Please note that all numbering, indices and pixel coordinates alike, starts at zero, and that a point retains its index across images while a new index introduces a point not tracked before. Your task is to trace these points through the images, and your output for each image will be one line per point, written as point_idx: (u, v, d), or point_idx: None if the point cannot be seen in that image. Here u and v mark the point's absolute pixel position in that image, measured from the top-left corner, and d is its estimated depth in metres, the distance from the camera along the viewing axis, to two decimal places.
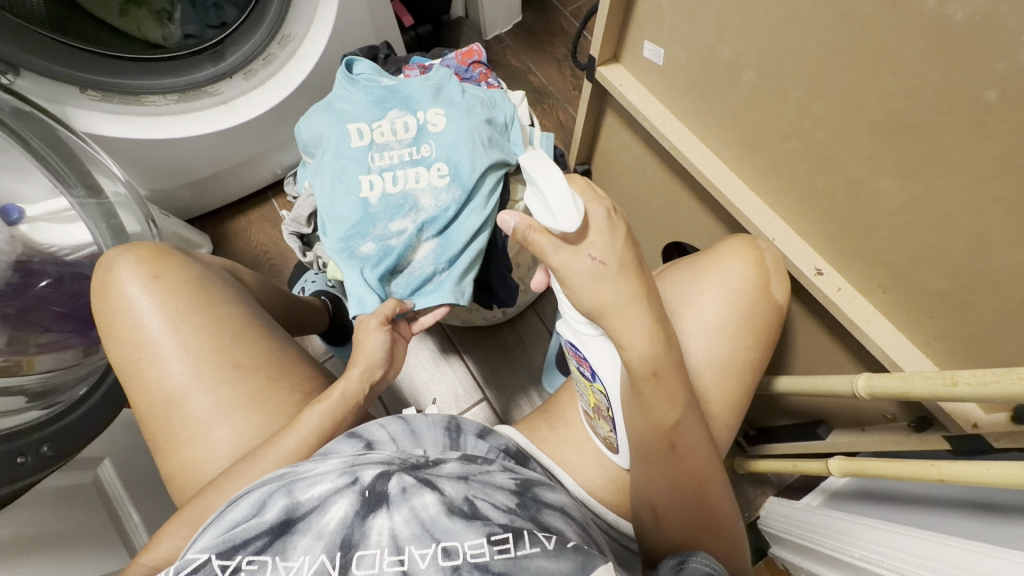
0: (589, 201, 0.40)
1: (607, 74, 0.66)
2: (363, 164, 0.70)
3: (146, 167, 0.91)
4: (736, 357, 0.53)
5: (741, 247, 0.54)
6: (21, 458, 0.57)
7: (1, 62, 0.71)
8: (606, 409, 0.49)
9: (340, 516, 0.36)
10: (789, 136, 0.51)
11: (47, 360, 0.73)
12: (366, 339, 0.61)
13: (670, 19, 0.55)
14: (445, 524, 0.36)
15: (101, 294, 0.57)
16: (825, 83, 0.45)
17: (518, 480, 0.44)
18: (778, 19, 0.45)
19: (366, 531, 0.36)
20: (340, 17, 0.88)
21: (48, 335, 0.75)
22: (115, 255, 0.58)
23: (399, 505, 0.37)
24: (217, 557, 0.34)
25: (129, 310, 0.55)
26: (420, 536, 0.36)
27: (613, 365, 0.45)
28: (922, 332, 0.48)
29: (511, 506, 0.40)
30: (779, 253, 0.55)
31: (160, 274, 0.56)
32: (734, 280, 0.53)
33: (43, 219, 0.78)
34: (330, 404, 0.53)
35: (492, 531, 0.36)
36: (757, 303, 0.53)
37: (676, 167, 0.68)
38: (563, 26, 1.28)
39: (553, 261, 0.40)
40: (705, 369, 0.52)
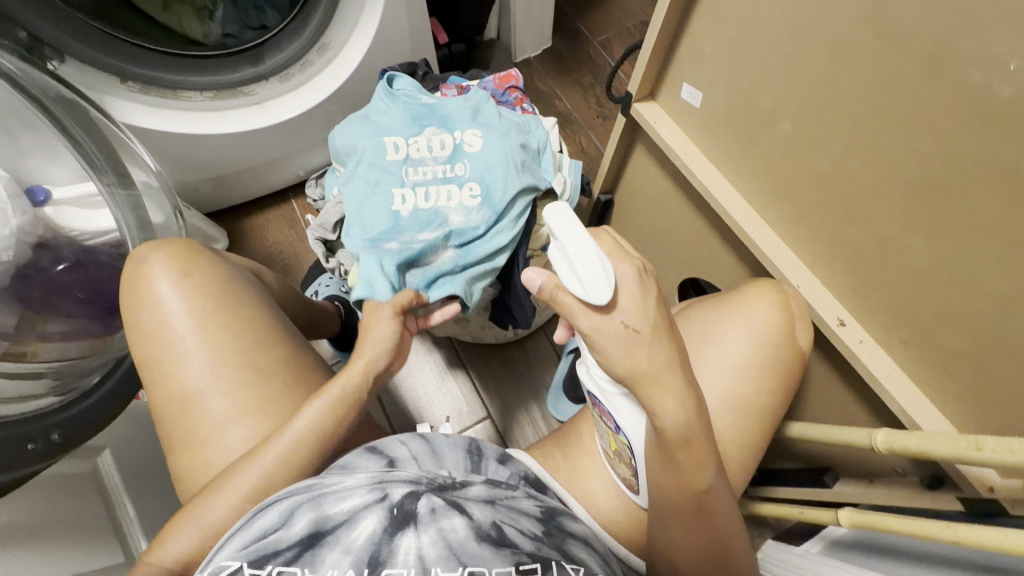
0: (618, 261, 0.40)
1: (642, 110, 0.67)
2: (397, 177, 0.72)
3: (177, 158, 0.93)
4: (756, 399, 0.53)
5: (766, 291, 0.55)
6: (30, 445, 0.56)
7: (48, 47, 0.73)
8: (629, 457, 0.49)
9: (369, 532, 0.37)
10: (821, 189, 0.52)
11: (52, 349, 0.72)
12: (375, 326, 0.59)
13: (711, 65, 0.57)
14: (474, 548, 0.37)
15: (130, 287, 0.57)
16: (862, 142, 0.46)
17: (542, 507, 0.45)
18: (820, 77, 0.47)
19: (394, 549, 0.37)
20: (381, 31, 0.90)
21: (68, 321, 0.75)
22: (147, 251, 0.58)
23: (427, 525, 0.38)
24: (249, 566, 0.35)
25: (157, 305, 0.55)
26: (447, 559, 0.36)
27: (638, 422, 0.45)
28: (941, 391, 0.49)
29: (537, 534, 0.40)
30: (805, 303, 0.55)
31: (191, 271, 0.56)
32: (759, 323, 0.54)
33: (67, 203, 0.78)
34: (332, 395, 0.52)
35: (520, 560, 0.36)
36: (779, 348, 0.53)
37: (703, 205, 0.69)
38: (591, 55, 1.31)
39: (584, 325, 0.39)
40: (726, 410, 0.53)
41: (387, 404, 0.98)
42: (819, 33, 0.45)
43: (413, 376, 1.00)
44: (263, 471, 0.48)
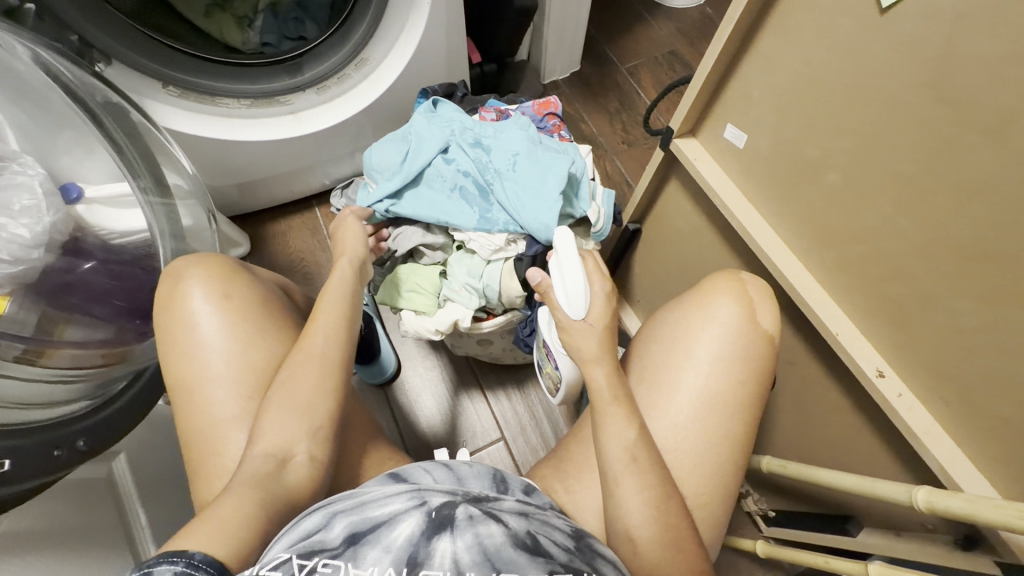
0: (595, 279, 0.57)
1: (681, 146, 0.67)
2: (453, 178, 0.73)
3: (209, 162, 0.93)
4: (732, 394, 0.55)
5: (726, 280, 0.58)
6: (55, 451, 0.56)
7: (96, 51, 0.74)
8: (555, 383, 0.70)
9: (408, 533, 0.38)
10: (866, 241, 0.52)
11: (67, 356, 0.68)
12: (343, 232, 0.67)
13: (758, 111, 0.57)
14: (509, 554, 0.38)
15: (163, 307, 0.58)
16: (914, 203, 0.46)
17: (572, 527, 0.45)
18: (875, 133, 0.47)
19: (431, 551, 0.37)
20: (420, 50, 0.91)
21: (103, 329, 0.74)
22: (184, 267, 0.60)
23: (463, 530, 0.39)
24: (298, 556, 0.36)
25: (193, 325, 0.56)
26: (481, 563, 0.37)
27: (571, 371, 0.66)
28: (982, 452, 0.49)
29: (568, 547, 0.41)
30: (763, 288, 0.58)
31: (231, 292, 0.58)
32: (728, 318, 0.56)
33: (100, 202, 0.75)
34: (326, 325, 0.56)
35: (554, 568, 0.38)
36: (749, 337, 0.55)
37: (737, 243, 0.69)
38: (619, 81, 1.32)
39: (561, 315, 0.55)
40: (709, 406, 0.54)
41: (399, 422, 0.97)
42: (878, 93, 0.45)
43: (427, 392, 1.00)
44: (301, 406, 0.50)
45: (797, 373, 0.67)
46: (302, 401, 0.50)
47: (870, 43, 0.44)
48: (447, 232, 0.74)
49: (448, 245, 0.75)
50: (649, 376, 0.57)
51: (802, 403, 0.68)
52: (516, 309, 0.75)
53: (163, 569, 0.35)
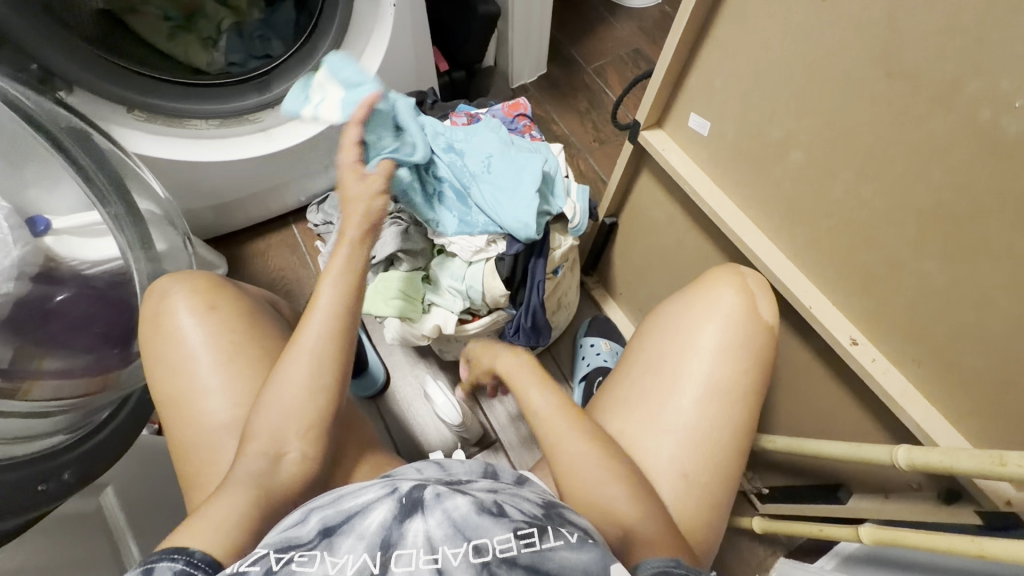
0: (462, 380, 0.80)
1: (650, 137, 0.69)
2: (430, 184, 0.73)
3: (178, 186, 0.92)
4: (734, 381, 0.57)
5: (729, 275, 0.61)
6: (42, 486, 0.57)
7: (58, 79, 0.73)
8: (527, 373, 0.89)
9: (380, 520, 0.38)
10: (832, 213, 0.54)
11: (47, 386, 0.66)
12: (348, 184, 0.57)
13: (721, 97, 0.59)
14: (476, 521, 0.38)
15: (150, 322, 0.60)
16: (876, 172, 0.48)
17: (545, 499, 0.46)
18: (831, 110, 0.49)
19: (404, 532, 0.37)
20: (388, 60, 0.91)
21: (87, 356, 0.72)
22: (169, 285, 0.62)
23: (433, 509, 0.39)
24: (277, 553, 0.37)
25: (180, 339, 0.58)
26: (452, 536, 0.37)
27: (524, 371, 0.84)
28: (956, 408, 0.51)
29: (537, 514, 0.41)
30: (762, 278, 0.61)
31: (215, 305, 0.61)
32: (728, 307, 0.59)
33: (68, 233, 0.73)
34: (326, 310, 0.53)
35: (518, 524, 0.38)
36: (750, 326, 0.58)
37: (710, 228, 0.71)
38: (587, 81, 1.34)
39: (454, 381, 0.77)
40: (712, 390, 0.56)
41: (390, 427, 0.97)
42: (829, 71, 0.48)
43: (417, 402, 0.99)
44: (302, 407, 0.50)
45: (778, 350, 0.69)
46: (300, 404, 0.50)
47: (817, 26, 0.47)
48: (427, 238, 0.75)
49: (429, 251, 0.76)
50: (658, 366, 0.59)
51: (785, 377, 0.70)
52: (502, 309, 0.76)
53: (165, 565, 0.38)
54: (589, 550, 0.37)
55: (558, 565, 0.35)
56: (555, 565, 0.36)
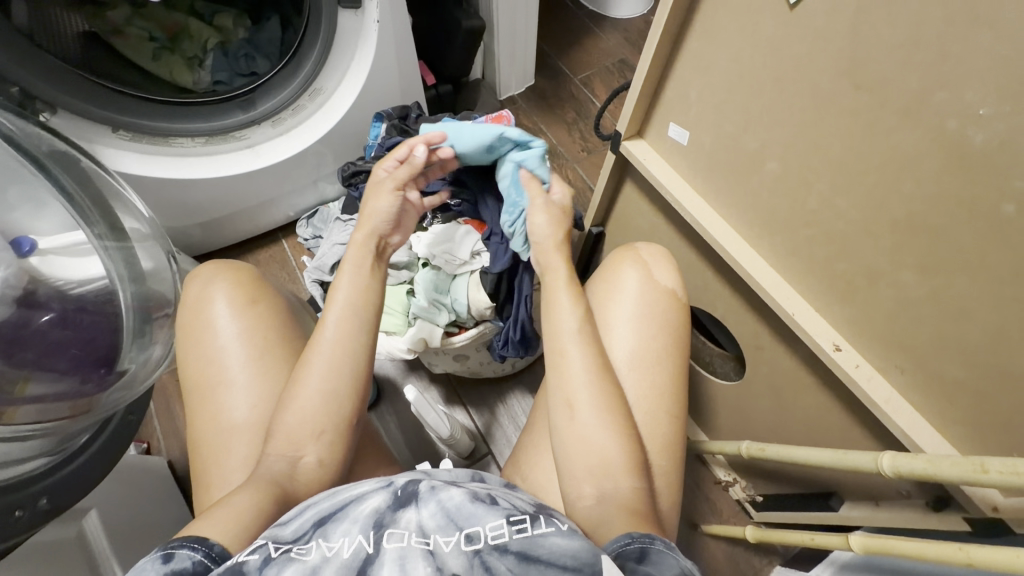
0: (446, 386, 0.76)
1: (632, 147, 0.70)
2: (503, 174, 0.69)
3: (165, 204, 0.92)
4: (647, 347, 0.59)
5: (633, 257, 0.64)
6: (18, 511, 0.55)
7: (40, 101, 0.74)
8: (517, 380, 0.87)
9: (375, 505, 0.41)
10: (809, 223, 0.54)
11: (30, 412, 0.59)
12: (377, 198, 0.63)
13: (697, 108, 0.60)
14: (469, 510, 0.40)
15: (190, 310, 0.61)
16: (849, 180, 0.49)
17: (536, 500, 0.47)
18: (804, 120, 0.50)
19: (396, 517, 0.40)
20: (372, 77, 0.92)
21: (61, 381, 0.65)
22: (210, 275, 0.63)
23: (427, 500, 0.41)
24: (275, 540, 0.39)
25: (214, 330, 0.59)
26: (445, 525, 0.39)
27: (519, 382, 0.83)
28: (941, 414, 0.51)
29: (530, 508, 0.43)
30: (658, 248, 0.66)
31: (256, 300, 0.62)
32: (635, 284, 0.62)
33: (54, 252, 0.70)
34: (354, 279, 0.58)
35: (510, 512, 0.40)
36: (656, 297, 0.61)
37: (694, 237, 0.71)
38: (573, 92, 1.35)
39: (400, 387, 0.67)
40: (636, 360, 0.58)
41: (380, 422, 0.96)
42: (799, 80, 0.48)
43: (397, 426, 0.96)
44: (311, 380, 0.52)
45: (765, 357, 0.69)
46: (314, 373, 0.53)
47: (786, 38, 0.47)
48: (411, 251, 0.77)
49: (413, 263, 0.77)
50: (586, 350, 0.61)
51: (771, 385, 0.70)
52: (488, 320, 0.76)
53: (184, 554, 0.37)
54: (578, 534, 0.39)
55: (549, 550, 0.37)
56: (545, 551, 0.37)
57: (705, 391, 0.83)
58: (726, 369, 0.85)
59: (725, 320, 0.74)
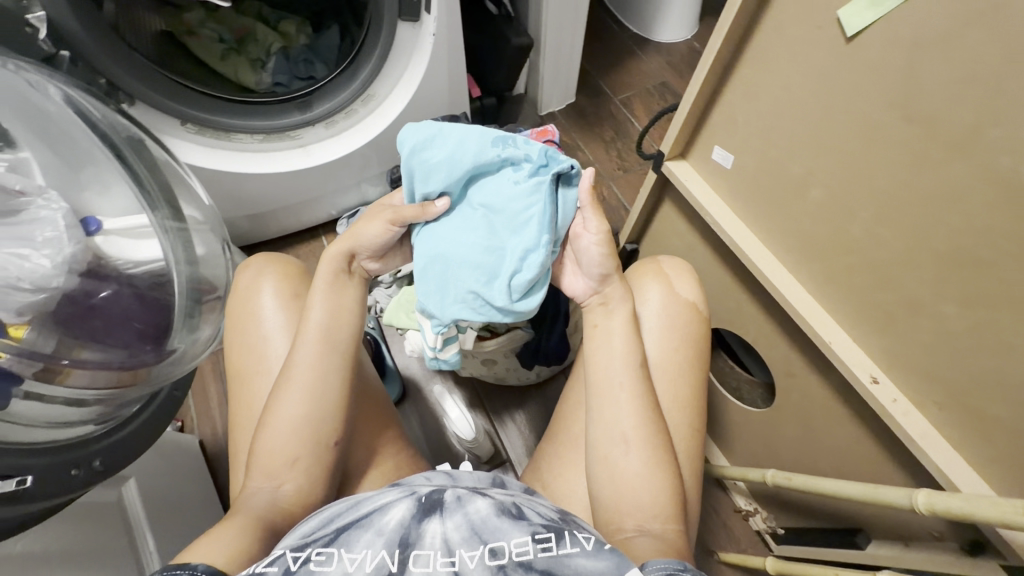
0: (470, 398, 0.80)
1: (673, 167, 0.71)
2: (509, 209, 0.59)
3: (220, 196, 0.97)
4: (672, 366, 0.59)
5: (659, 275, 0.64)
6: (75, 471, 0.57)
7: (121, 92, 0.79)
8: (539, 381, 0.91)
9: (399, 517, 0.42)
10: (851, 252, 0.54)
11: (83, 376, 0.64)
12: (371, 222, 0.62)
13: (743, 132, 0.61)
14: (494, 524, 0.41)
15: (242, 294, 0.65)
16: (893, 211, 0.49)
17: (558, 509, 0.47)
18: (851, 149, 0.50)
19: (422, 532, 0.40)
20: (423, 86, 0.96)
21: (96, 348, 0.67)
22: (258, 267, 0.66)
23: (452, 512, 0.42)
24: (294, 550, 0.39)
25: (260, 318, 0.63)
26: (470, 539, 0.40)
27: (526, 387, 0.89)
28: (980, 455, 0.50)
29: (553, 519, 0.43)
30: (676, 261, 0.66)
31: (300, 294, 0.65)
32: (659, 304, 0.61)
33: (117, 234, 0.75)
34: (325, 300, 0.59)
35: (535, 529, 0.41)
36: (680, 313, 0.61)
37: (730, 259, 0.72)
38: (614, 112, 1.37)
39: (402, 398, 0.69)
40: (659, 372, 0.59)
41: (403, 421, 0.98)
42: (850, 110, 0.49)
43: (420, 425, 0.98)
44: (286, 408, 0.54)
45: (796, 384, 0.68)
46: (308, 382, 0.55)
47: (839, 68, 0.48)
48: None
49: None
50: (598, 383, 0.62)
51: (801, 414, 0.69)
52: (519, 327, 0.77)
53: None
54: (607, 552, 0.38)
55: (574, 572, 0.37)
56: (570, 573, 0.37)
57: (732, 415, 0.82)
58: (754, 396, 0.85)
59: (757, 344, 0.73)
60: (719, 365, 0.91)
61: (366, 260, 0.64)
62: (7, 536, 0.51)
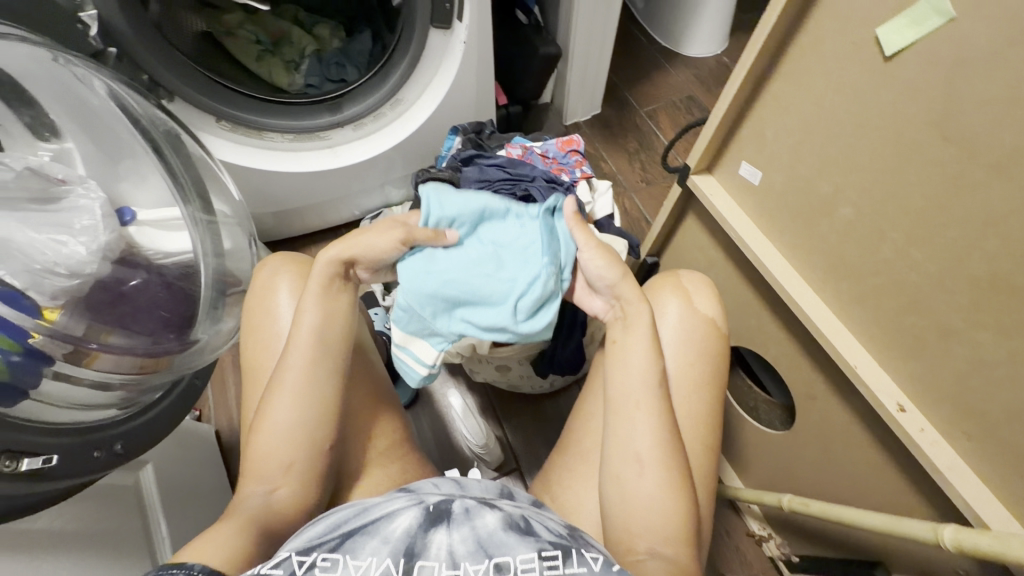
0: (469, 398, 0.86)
1: (699, 181, 0.70)
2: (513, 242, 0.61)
3: (249, 192, 1.00)
4: (691, 384, 0.58)
5: (680, 290, 0.62)
6: (96, 453, 0.58)
7: (161, 88, 0.82)
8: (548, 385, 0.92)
9: (406, 526, 0.42)
10: (881, 274, 0.53)
11: (107, 360, 0.66)
12: (371, 233, 0.60)
13: (773, 148, 0.60)
14: (501, 539, 0.41)
15: (261, 289, 0.66)
16: (925, 234, 0.48)
17: (565, 524, 0.47)
18: (885, 168, 0.49)
19: (427, 542, 0.40)
20: (451, 92, 0.97)
21: (123, 334, 0.70)
22: (276, 266, 0.66)
23: (460, 524, 0.42)
24: (299, 553, 0.39)
25: (276, 317, 0.63)
26: (475, 552, 0.40)
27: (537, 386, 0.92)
28: (1012, 492, 0.48)
29: (562, 535, 0.43)
30: (695, 276, 0.64)
31: None
32: (677, 319, 0.61)
33: (150, 225, 0.78)
34: (323, 305, 0.58)
35: (542, 546, 0.40)
36: (697, 328, 0.60)
37: (754, 276, 0.70)
38: (639, 123, 1.37)
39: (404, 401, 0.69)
40: (676, 387, 0.58)
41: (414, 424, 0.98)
42: (885, 128, 0.48)
43: (430, 429, 0.98)
44: (278, 413, 0.54)
45: (818, 408, 0.66)
46: (300, 388, 0.55)
47: (876, 86, 0.47)
48: None
49: None
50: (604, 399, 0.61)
51: (822, 439, 0.67)
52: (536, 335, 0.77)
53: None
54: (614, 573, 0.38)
55: None
56: None
57: (749, 437, 0.80)
58: (772, 417, 0.83)
59: (778, 364, 0.72)
60: (737, 383, 0.90)
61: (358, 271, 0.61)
62: (8, 518, 0.49)
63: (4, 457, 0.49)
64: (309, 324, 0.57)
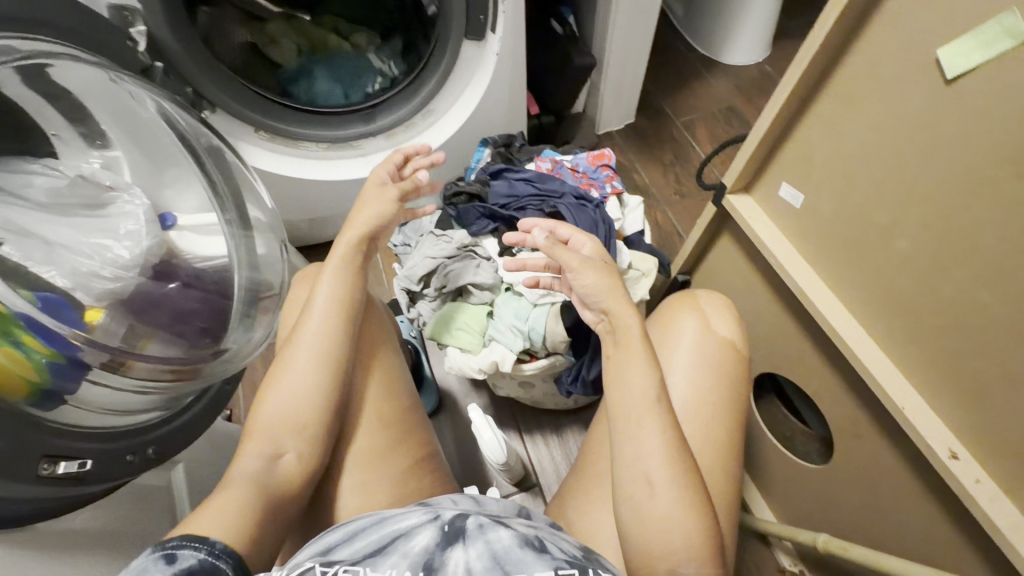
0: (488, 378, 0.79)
1: (736, 202, 0.67)
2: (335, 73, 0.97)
3: (285, 199, 1.02)
4: (724, 418, 0.56)
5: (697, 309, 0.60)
6: (130, 456, 0.60)
7: (204, 100, 0.85)
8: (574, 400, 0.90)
9: (425, 543, 0.40)
10: (938, 312, 0.49)
11: (144, 368, 0.66)
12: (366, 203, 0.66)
13: (819, 171, 0.57)
14: (517, 555, 0.39)
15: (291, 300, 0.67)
16: (995, 274, 0.44)
17: (581, 548, 0.45)
18: (951, 200, 0.46)
19: (445, 559, 0.39)
20: (483, 102, 0.97)
21: (163, 333, 0.73)
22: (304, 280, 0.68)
23: (475, 539, 0.40)
24: (321, 564, 0.39)
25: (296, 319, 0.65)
26: (491, 568, 0.38)
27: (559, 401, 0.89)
28: None
29: (577, 556, 0.42)
30: (713, 295, 0.63)
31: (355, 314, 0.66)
32: (692, 339, 0.58)
33: (190, 230, 0.80)
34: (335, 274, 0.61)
35: (559, 566, 0.39)
36: (722, 355, 0.58)
37: (793, 303, 0.67)
38: (674, 134, 1.34)
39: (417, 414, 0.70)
40: (688, 417, 0.56)
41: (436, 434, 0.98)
42: (951, 159, 0.44)
43: (452, 440, 0.98)
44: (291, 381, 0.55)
45: (860, 446, 0.63)
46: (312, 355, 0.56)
47: (941, 113, 0.44)
48: (497, 275, 0.81)
49: (497, 287, 0.81)
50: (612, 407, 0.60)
51: (864, 479, 0.63)
52: (560, 353, 0.76)
53: (187, 553, 0.41)
54: None
55: None
56: None
57: (782, 469, 0.77)
58: (808, 448, 0.79)
59: (816, 396, 0.68)
60: (770, 411, 0.85)
61: (417, 169, 0.72)
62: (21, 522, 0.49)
63: (45, 461, 0.51)
64: (351, 342, 0.59)
